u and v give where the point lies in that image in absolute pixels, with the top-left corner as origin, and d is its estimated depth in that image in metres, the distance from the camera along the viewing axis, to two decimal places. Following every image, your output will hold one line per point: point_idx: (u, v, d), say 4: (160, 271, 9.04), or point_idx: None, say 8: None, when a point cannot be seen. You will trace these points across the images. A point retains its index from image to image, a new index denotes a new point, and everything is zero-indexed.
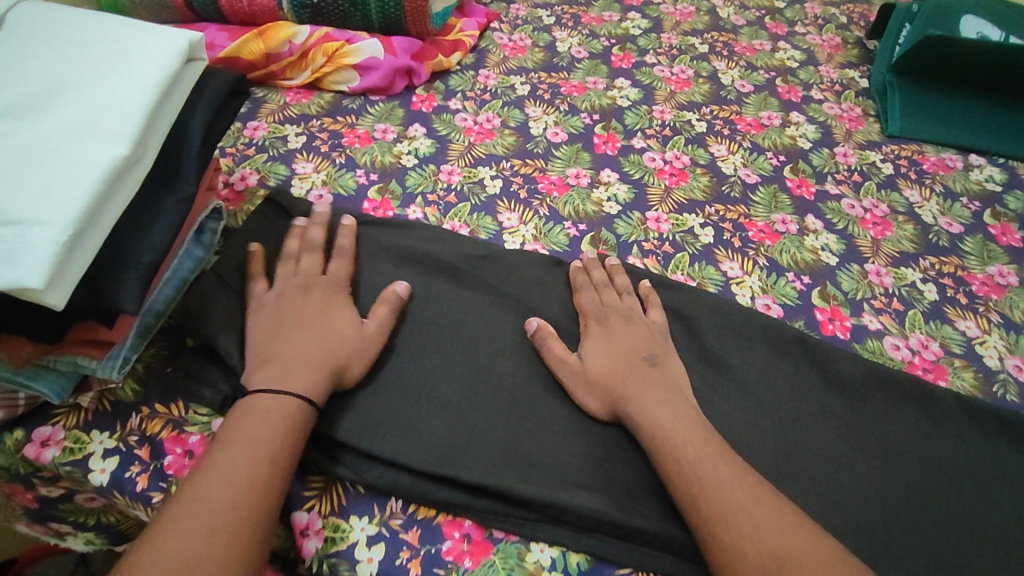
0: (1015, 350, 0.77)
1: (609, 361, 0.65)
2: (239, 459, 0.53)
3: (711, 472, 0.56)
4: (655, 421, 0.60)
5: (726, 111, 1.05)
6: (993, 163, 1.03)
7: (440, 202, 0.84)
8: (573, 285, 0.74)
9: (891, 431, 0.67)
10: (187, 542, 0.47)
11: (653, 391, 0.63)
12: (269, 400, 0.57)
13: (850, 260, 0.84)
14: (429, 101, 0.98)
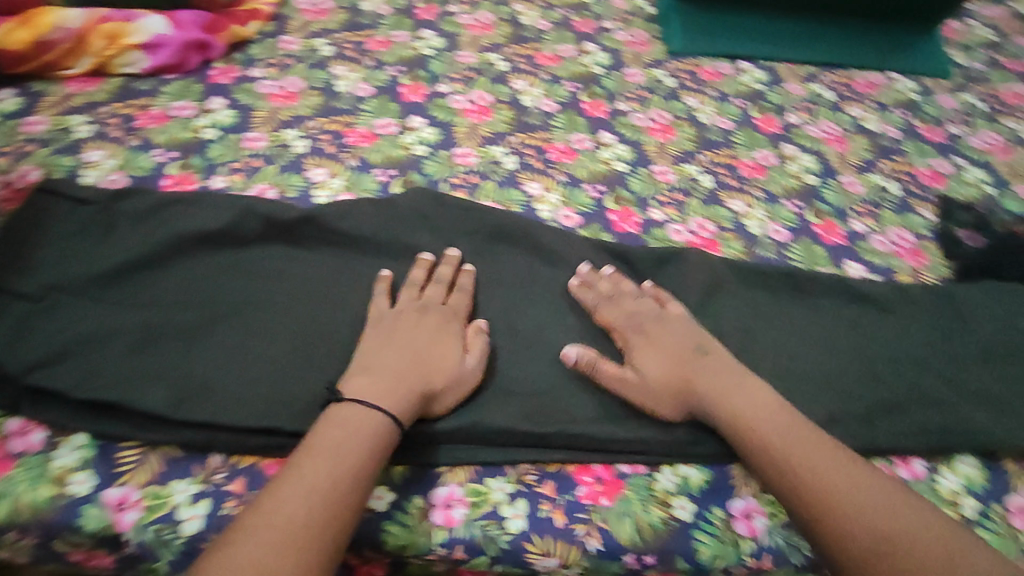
0: (976, 225, 0.91)
1: (666, 367, 0.68)
2: (317, 469, 0.55)
3: (823, 485, 0.58)
4: (730, 411, 0.65)
5: (687, 65, 1.14)
6: (908, 78, 1.19)
7: (465, 184, 0.87)
8: (585, 306, 0.74)
9: (900, 316, 0.79)
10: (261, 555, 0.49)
11: (721, 380, 0.67)
12: (362, 412, 0.59)
13: (827, 177, 0.96)
14: (417, 90, 1.01)
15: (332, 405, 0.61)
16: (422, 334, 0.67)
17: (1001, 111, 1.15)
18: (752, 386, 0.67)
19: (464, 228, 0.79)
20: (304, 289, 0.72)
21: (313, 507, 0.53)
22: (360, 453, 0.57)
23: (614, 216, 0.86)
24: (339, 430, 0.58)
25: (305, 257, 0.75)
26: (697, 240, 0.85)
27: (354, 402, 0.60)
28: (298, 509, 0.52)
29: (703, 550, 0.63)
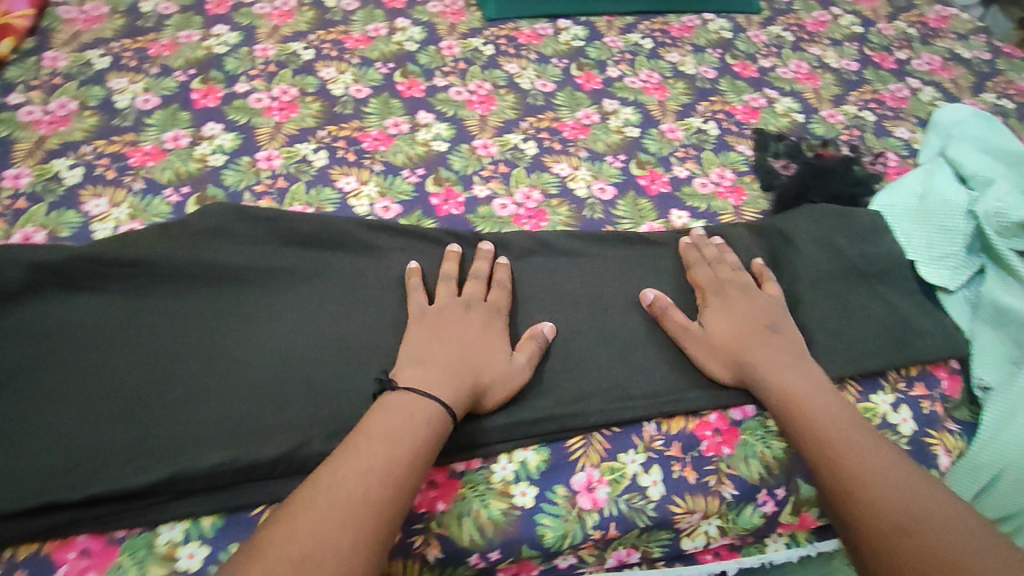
0: (787, 154, 0.94)
1: (730, 328, 0.67)
2: (377, 454, 0.52)
3: (867, 464, 0.56)
4: (782, 384, 0.63)
5: (505, 29, 1.11)
6: (722, 17, 1.22)
7: (271, 190, 0.80)
8: (687, 262, 0.75)
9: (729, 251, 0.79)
10: (315, 535, 0.46)
11: (778, 355, 0.65)
12: (418, 401, 0.56)
13: (648, 127, 0.97)
14: (212, 94, 0.91)
15: (390, 392, 0.57)
16: (469, 321, 0.64)
17: (806, 40, 1.20)
18: (798, 366, 0.64)
19: (269, 237, 0.72)
20: (88, 338, 0.62)
21: (373, 498, 0.49)
22: (417, 445, 0.54)
23: (438, 200, 0.82)
24: (400, 423, 0.54)
25: (89, 300, 0.65)
26: (523, 211, 0.83)
27: (411, 391, 0.57)
28: (357, 489, 0.49)
29: (546, 534, 0.58)
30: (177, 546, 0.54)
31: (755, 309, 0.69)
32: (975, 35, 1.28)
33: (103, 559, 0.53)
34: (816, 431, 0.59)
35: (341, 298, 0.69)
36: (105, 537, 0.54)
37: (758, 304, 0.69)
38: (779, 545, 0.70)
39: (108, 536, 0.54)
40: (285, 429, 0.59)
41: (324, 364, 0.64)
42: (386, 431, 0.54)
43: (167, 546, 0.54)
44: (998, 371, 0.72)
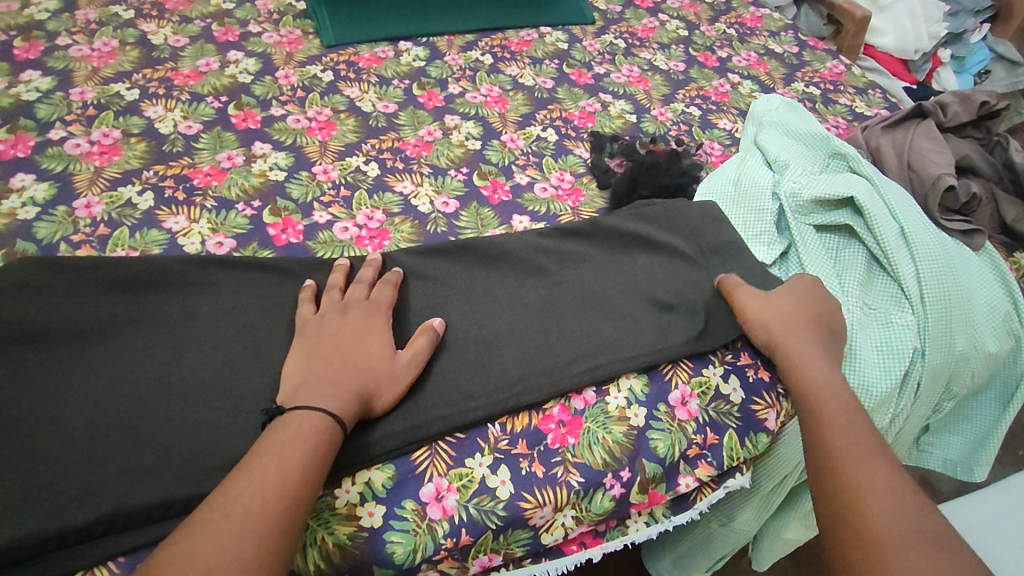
0: (621, 152, 1.00)
1: (794, 303, 0.74)
2: (271, 467, 0.52)
3: (855, 445, 0.58)
4: (818, 375, 0.66)
5: (344, 55, 1.12)
6: (558, 30, 1.28)
7: (90, 238, 0.76)
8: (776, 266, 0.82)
9: (567, 248, 0.81)
10: (211, 556, 0.46)
11: (820, 350, 0.70)
12: (307, 418, 0.56)
13: (489, 139, 1.00)
14: (22, 143, 0.86)
15: (282, 413, 0.57)
16: (354, 330, 0.65)
17: (636, 45, 1.28)
18: (832, 363, 0.68)
19: (86, 287, 0.68)
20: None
21: (269, 510, 0.50)
22: (309, 455, 0.54)
23: (276, 229, 0.81)
24: (290, 438, 0.54)
25: None
26: (365, 232, 0.83)
27: (302, 407, 0.57)
28: (251, 502, 0.50)
29: (397, 551, 0.58)
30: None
31: (820, 304, 0.74)
32: (785, 31, 1.42)
33: None
34: (830, 438, 0.59)
35: (168, 340, 0.66)
36: None
37: (826, 305, 0.75)
38: (639, 524, 0.71)
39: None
40: (106, 482, 0.55)
41: (153, 410, 0.60)
42: (284, 446, 0.54)
43: None
44: None
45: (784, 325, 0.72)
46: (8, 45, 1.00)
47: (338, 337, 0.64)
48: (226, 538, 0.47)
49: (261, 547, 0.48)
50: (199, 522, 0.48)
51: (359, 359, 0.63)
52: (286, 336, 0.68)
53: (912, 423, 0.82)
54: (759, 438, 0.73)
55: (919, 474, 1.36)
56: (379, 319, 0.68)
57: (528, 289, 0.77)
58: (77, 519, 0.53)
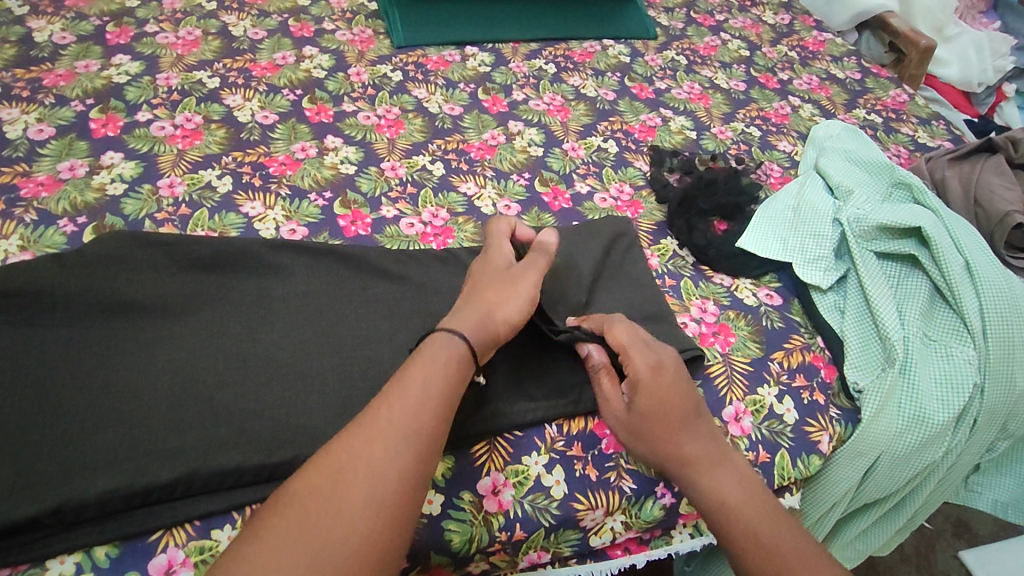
0: (679, 167, 1.01)
1: (647, 423, 0.62)
2: (411, 404, 0.53)
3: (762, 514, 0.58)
4: (714, 487, 0.60)
5: (413, 57, 1.15)
6: (620, 43, 1.30)
7: (172, 217, 0.79)
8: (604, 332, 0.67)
9: (608, 251, 0.82)
10: (349, 488, 0.48)
11: (705, 451, 0.61)
12: (458, 347, 0.58)
13: (551, 146, 1.02)
14: (112, 123, 0.90)
15: (437, 333, 0.59)
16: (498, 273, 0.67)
17: (698, 63, 1.29)
18: (723, 459, 0.61)
19: (168, 264, 0.71)
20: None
21: (405, 451, 0.51)
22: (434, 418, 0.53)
23: (345, 221, 0.84)
24: (433, 372, 0.55)
25: None
26: (430, 229, 0.85)
27: (450, 334, 0.59)
28: (390, 438, 0.51)
29: (453, 538, 0.60)
30: None
31: (668, 432, 0.61)
32: (848, 57, 1.41)
33: None
34: (733, 515, 0.58)
35: (243, 319, 0.69)
36: None
37: (680, 405, 0.62)
38: (684, 537, 0.72)
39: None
40: (186, 450, 0.58)
41: (230, 385, 0.63)
42: (414, 404, 0.53)
43: None
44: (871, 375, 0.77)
45: (653, 424, 0.61)
46: (101, 30, 1.05)
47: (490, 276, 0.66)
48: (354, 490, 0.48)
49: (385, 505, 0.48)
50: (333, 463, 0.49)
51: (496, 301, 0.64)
52: (355, 324, 0.71)
53: (967, 459, 0.81)
54: (811, 460, 0.72)
55: (958, 514, 1.33)
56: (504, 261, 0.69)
57: (572, 286, 0.76)
58: (160, 478, 0.55)
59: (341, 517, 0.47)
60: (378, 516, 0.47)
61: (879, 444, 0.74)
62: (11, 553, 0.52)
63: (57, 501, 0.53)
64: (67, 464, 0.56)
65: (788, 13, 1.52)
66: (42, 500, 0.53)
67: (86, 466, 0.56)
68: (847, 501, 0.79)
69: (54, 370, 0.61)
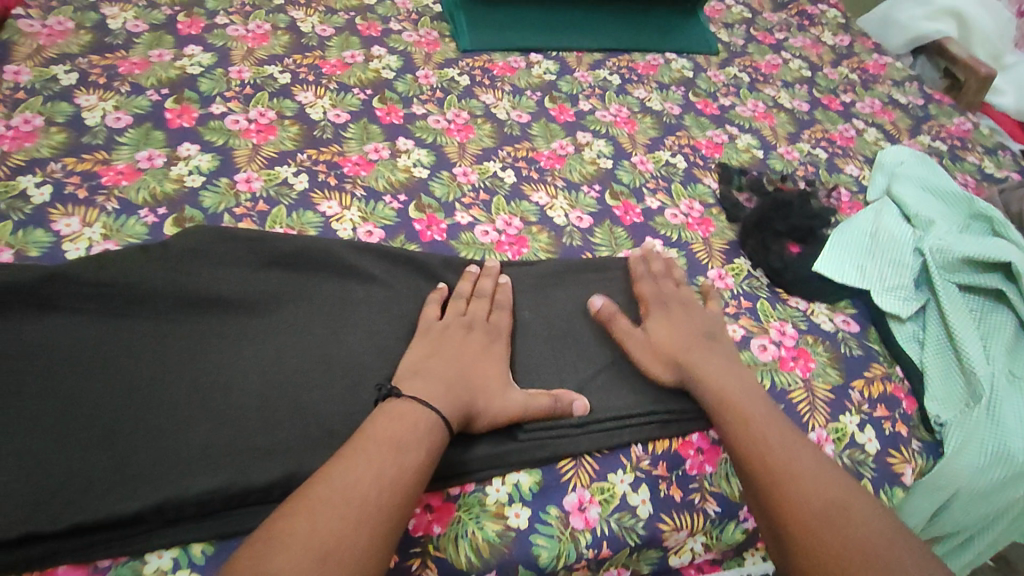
0: (746, 187, 1.00)
1: (670, 334, 0.71)
2: (389, 464, 0.52)
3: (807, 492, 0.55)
4: (727, 405, 0.64)
5: (479, 61, 1.14)
6: (682, 57, 1.29)
7: (251, 213, 0.79)
8: (633, 276, 0.79)
9: (572, 290, 0.77)
10: (333, 530, 0.46)
11: (721, 361, 0.68)
12: (422, 412, 0.56)
13: (620, 159, 1.01)
14: (187, 114, 0.90)
15: (402, 405, 0.57)
16: (453, 341, 0.65)
17: (760, 81, 1.28)
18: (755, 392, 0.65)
19: (251, 259, 0.70)
20: (49, 363, 0.58)
21: (377, 506, 0.49)
22: (427, 457, 0.54)
23: (421, 225, 0.83)
24: (412, 438, 0.54)
25: (80, 322, 0.62)
26: (504, 237, 0.84)
27: (416, 400, 0.57)
28: (369, 493, 0.49)
29: (542, 555, 0.59)
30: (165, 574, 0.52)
31: (677, 335, 0.71)
32: (909, 82, 1.40)
33: None
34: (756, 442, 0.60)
35: (327, 319, 0.68)
36: (86, 567, 0.52)
37: (691, 318, 0.73)
38: (756, 558, 0.71)
39: (91, 565, 0.52)
40: (278, 452, 0.57)
41: (318, 387, 0.62)
42: (403, 455, 0.53)
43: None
44: (952, 409, 0.75)
45: (668, 338, 0.70)
46: (173, 20, 1.05)
47: (447, 346, 0.64)
48: (353, 502, 0.49)
49: (377, 539, 0.48)
50: (319, 496, 0.48)
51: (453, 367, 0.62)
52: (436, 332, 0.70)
53: None
54: (893, 492, 0.71)
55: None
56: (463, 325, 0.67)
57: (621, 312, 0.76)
58: (258, 482, 0.55)
59: (327, 559, 0.45)
60: (356, 567, 0.46)
61: (960, 481, 0.71)
62: (110, 547, 0.52)
63: (158, 499, 0.52)
64: (159, 459, 0.55)
65: (847, 34, 1.51)
66: (138, 496, 0.52)
67: (179, 462, 0.55)
68: (917, 536, 0.75)
69: (145, 361, 0.60)
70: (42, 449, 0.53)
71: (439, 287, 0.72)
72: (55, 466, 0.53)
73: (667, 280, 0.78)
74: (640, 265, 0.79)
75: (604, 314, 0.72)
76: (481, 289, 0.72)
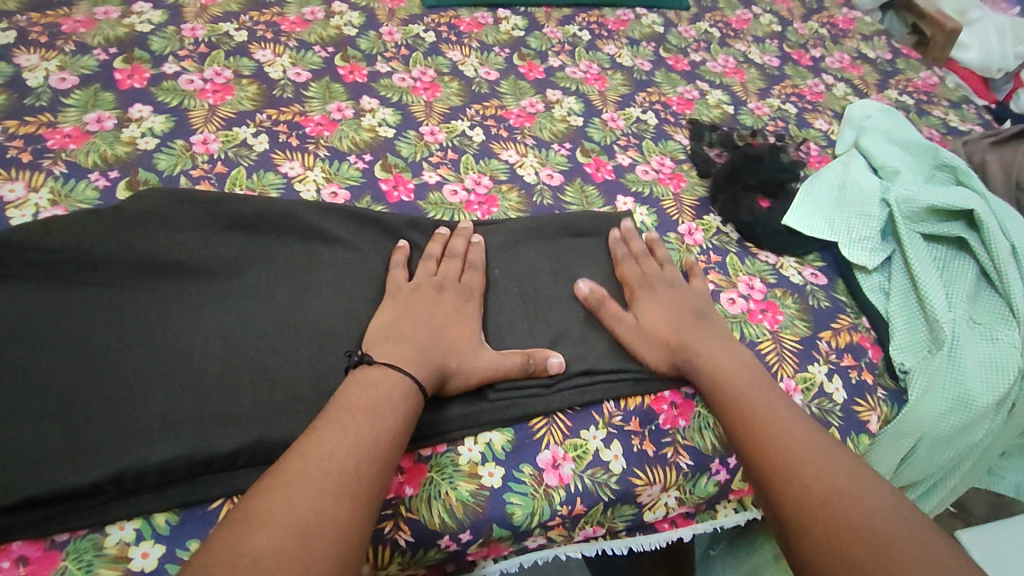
0: (717, 143, 0.99)
1: (662, 317, 0.69)
2: (365, 432, 0.51)
3: (820, 474, 0.55)
4: (712, 359, 0.66)
5: (445, 17, 1.10)
6: (653, 12, 1.26)
7: (209, 175, 0.76)
8: (615, 259, 0.76)
9: (541, 247, 0.77)
10: (313, 503, 0.46)
11: (713, 341, 0.68)
12: (395, 378, 0.56)
13: (590, 116, 0.99)
14: (138, 74, 0.86)
15: (374, 370, 0.56)
16: (417, 302, 0.64)
17: (732, 37, 1.26)
18: (724, 341, 0.69)
19: (210, 223, 0.68)
20: None
21: (356, 476, 0.49)
22: (401, 423, 0.54)
23: (387, 185, 0.81)
24: (387, 405, 0.54)
25: (27, 290, 0.59)
26: (473, 197, 0.83)
27: (387, 365, 0.57)
28: (346, 463, 0.49)
29: (516, 512, 0.60)
30: (128, 546, 0.51)
31: (674, 318, 0.70)
32: (878, 37, 1.39)
33: (45, 564, 0.49)
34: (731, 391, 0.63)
35: (292, 284, 0.66)
36: (43, 542, 0.50)
37: (682, 300, 0.72)
38: (728, 511, 0.72)
39: (47, 541, 0.50)
40: (243, 418, 0.56)
41: (284, 351, 0.61)
42: (379, 424, 0.52)
43: (117, 547, 0.51)
44: (916, 356, 0.77)
45: (666, 324, 0.69)
46: None
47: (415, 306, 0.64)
48: (331, 474, 0.48)
49: (358, 509, 0.47)
50: (295, 471, 0.48)
51: (422, 328, 0.61)
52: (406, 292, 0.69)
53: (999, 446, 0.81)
54: (860, 440, 0.73)
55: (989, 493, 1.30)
56: (434, 284, 0.66)
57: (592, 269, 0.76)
58: (223, 447, 0.54)
59: (309, 533, 0.44)
60: (341, 538, 0.45)
61: (921, 427, 0.74)
62: (69, 521, 0.51)
63: (116, 470, 0.51)
64: (118, 428, 0.53)
65: None
66: (96, 467, 0.51)
67: (140, 431, 0.54)
68: None
69: (100, 329, 0.58)
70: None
71: (403, 245, 0.71)
72: (9, 440, 0.51)
73: (650, 261, 0.76)
74: (620, 247, 0.77)
75: (592, 301, 0.71)
76: (452, 249, 0.71)
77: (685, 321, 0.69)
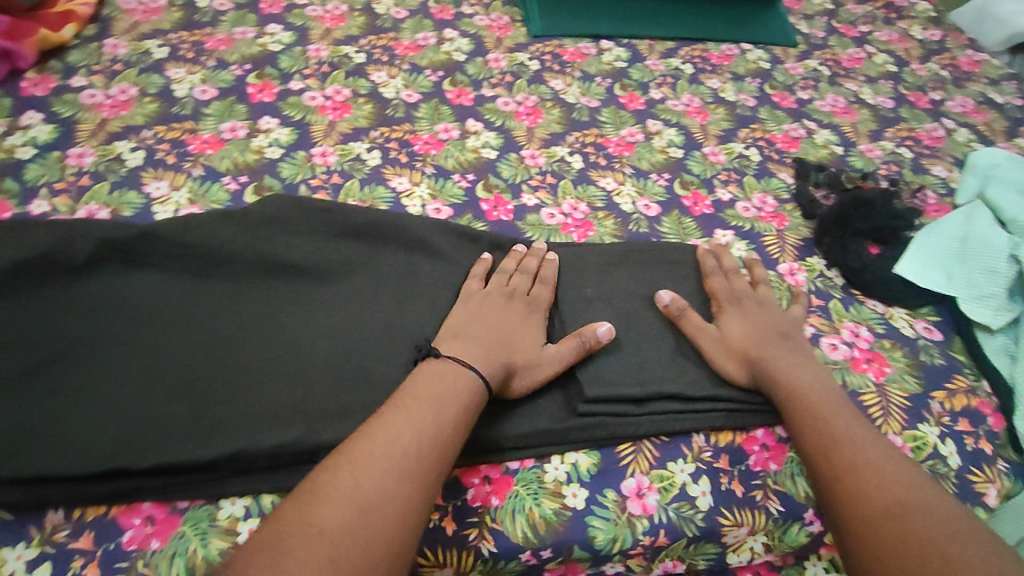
0: (823, 183, 0.96)
1: (746, 330, 0.69)
2: (431, 420, 0.52)
3: (919, 524, 0.50)
4: (796, 382, 0.64)
5: (549, 46, 1.13)
6: (759, 48, 1.25)
7: (326, 185, 0.81)
8: (704, 270, 0.76)
9: (638, 272, 0.76)
10: (378, 484, 0.47)
11: (795, 359, 0.66)
12: (465, 373, 0.57)
13: (690, 149, 0.99)
14: (267, 89, 0.93)
15: (444, 364, 0.58)
16: (513, 316, 0.65)
17: (842, 75, 1.22)
18: (809, 370, 0.66)
19: (324, 229, 0.72)
20: (138, 315, 0.62)
21: (421, 463, 0.50)
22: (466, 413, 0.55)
23: (488, 205, 0.83)
24: (454, 396, 0.55)
25: (166, 279, 0.65)
26: (570, 221, 0.84)
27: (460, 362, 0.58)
28: (411, 448, 0.50)
29: (598, 537, 0.59)
30: (238, 521, 0.55)
31: (758, 332, 0.69)
32: (1006, 81, 1.31)
33: (167, 527, 0.54)
34: (816, 426, 0.60)
35: (395, 291, 0.69)
36: (167, 506, 0.55)
37: (770, 318, 0.71)
38: (818, 569, 0.69)
39: (170, 506, 0.55)
40: (345, 413, 0.59)
41: (385, 354, 0.63)
42: (445, 415, 0.53)
43: (228, 521, 0.54)
44: None
45: (746, 336, 0.68)
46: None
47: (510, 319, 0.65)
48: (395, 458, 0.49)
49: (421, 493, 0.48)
50: (361, 453, 0.49)
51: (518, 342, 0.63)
52: None
53: None
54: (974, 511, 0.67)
55: None
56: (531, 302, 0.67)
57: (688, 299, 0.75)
58: (326, 439, 0.57)
59: (373, 511, 0.46)
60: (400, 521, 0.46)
61: None
62: (190, 489, 0.55)
63: (234, 449, 0.54)
64: (234, 412, 0.57)
65: (939, 29, 1.43)
66: (214, 444, 0.55)
67: (252, 416, 0.57)
68: None
69: (224, 319, 0.63)
70: (132, 395, 0.57)
71: (485, 257, 0.72)
72: (141, 412, 0.56)
73: (740, 277, 0.75)
74: (710, 260, 0.77)
75: (674, 307, 0.70)
76: (550, 269, 0.72)
77: (769, 340, 0.68)
